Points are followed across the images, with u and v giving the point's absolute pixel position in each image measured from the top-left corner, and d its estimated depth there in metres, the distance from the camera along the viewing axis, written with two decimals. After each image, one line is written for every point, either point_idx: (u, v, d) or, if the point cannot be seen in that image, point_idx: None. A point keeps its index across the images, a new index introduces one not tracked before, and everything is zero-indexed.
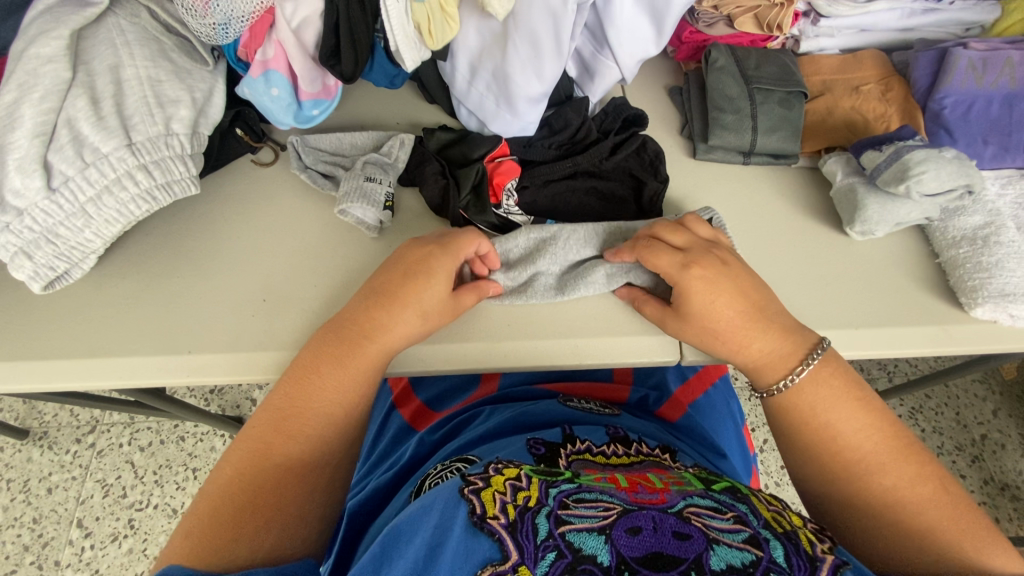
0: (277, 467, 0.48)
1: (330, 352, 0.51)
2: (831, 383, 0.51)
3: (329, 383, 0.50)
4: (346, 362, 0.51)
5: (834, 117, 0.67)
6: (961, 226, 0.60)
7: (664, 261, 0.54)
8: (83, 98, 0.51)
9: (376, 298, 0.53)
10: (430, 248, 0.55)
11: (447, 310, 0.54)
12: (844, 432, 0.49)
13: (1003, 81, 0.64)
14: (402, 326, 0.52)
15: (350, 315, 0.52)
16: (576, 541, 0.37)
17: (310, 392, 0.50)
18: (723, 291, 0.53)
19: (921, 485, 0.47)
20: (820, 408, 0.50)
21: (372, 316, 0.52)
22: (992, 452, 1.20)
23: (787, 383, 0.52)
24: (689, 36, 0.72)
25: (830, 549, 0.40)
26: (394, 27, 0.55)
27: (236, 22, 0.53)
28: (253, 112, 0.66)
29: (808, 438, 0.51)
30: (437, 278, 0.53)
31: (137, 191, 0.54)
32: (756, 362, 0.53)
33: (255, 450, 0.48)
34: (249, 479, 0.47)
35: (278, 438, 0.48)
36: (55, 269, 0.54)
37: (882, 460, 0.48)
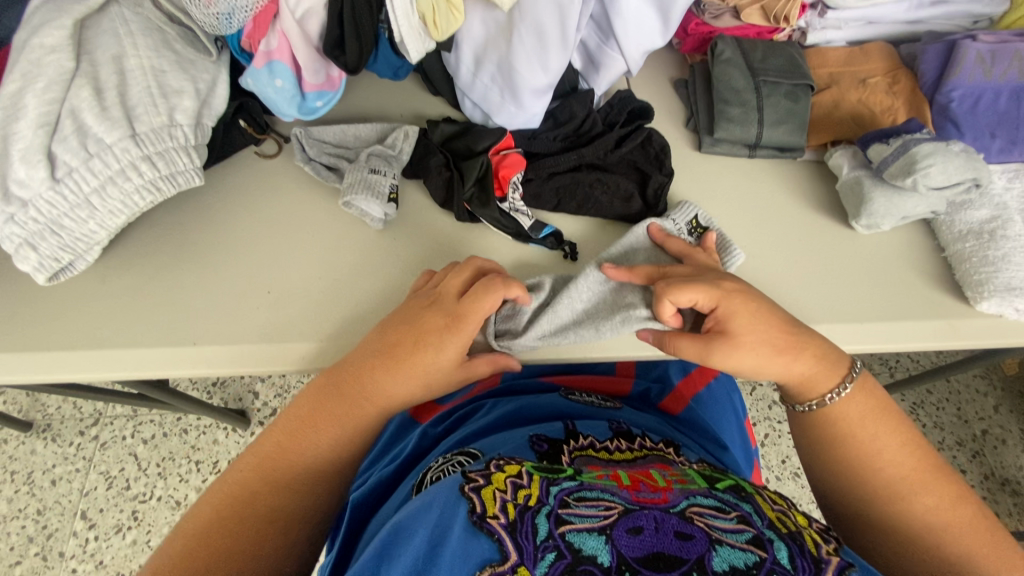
0: (258, 516, 0.48)
1: (326, 409, 0.52)
2: (872, 397, 0.52)
3: (322, 438, 0.52)
4: (340, 419, 0.52)
5: (841, 110, 0.67)
6: (967, 220, 0.60)
7: (700, 292, 0.51)
8: (86, 88, 0.50)
9: (376, 357, 0.52)
10: (444, 319, 0.52)
11: (450, 377, 0.53)
12: (889, 445, 0.50)
13: (1013, 73, 0.63)
14: (397, 391, 0.52)
15: (348, 365, 0.52)
16: (575, 542, 0.38)
17: (300, 444, 0.51)
18: (765, 311, 0.52)
19: (960, 506, 0.47)
20: (867, 420, 0.51)
21: (367, 379, 0.51)
22: (993, 448, 1.20)
23: (838, 393, 0.51)
24: (694, 28, 0.71)
25: (836, 550, 0.40)
26: (397, 16, 0.55)
27: (240, 12, 0.53)
28: (257, 103, 0.66)
29: (851, 449, 0.51)
30: (444, 350, 0.52)
31: (142, 182, 0.54)
32: (804, 376, 0.52)
33: (238, 500, 0.49)
34: (225, 524, 0.47)
35: (265, 490, 0.50)
36: (60, 261, 0.54)
37: (926, 478, 0.48)
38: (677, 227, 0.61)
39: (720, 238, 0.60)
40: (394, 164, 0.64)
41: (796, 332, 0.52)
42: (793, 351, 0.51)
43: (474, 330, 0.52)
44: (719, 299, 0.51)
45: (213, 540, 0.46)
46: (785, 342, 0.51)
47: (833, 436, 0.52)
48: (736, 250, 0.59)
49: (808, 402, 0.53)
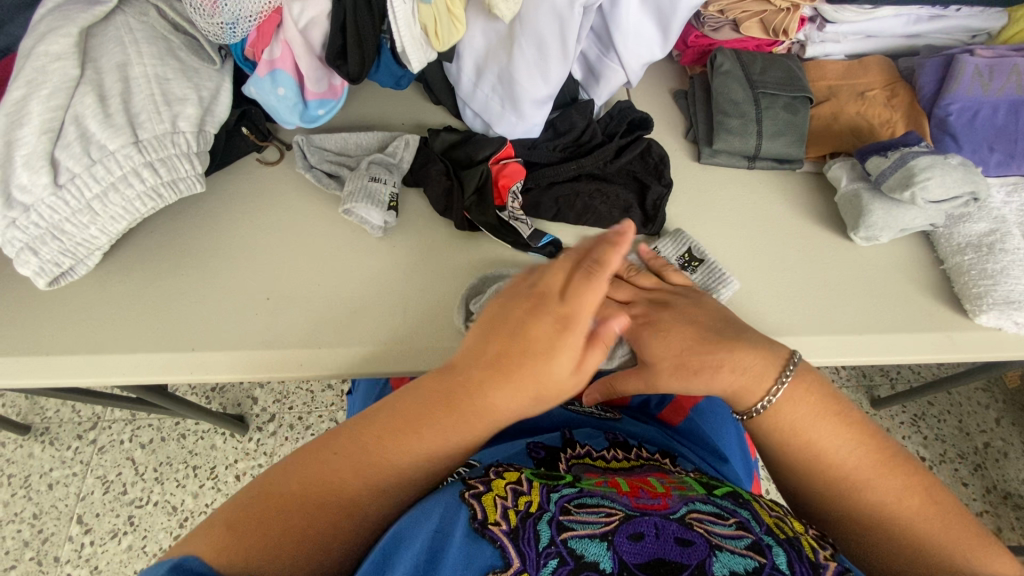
0: (334, 517, 0.41)
1: (436, 410, 0.44)
2: (812, 395, 0.47)
3: (426, 446, 0.44)
4: (453, 425, 0.44)
5: (840, 123, 0.67)
6: (966, 233, 0.60)
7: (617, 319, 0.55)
8: (90, 95, 0.51)
9: (494, 364, 0.43)
10: (531, 303, 0.43)
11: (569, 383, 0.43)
12: (829, 450, 0.45)
13: (1010, 87, 0.64)
14: (509, 404, 0.43)
15: (467, 367, 0.44)
16: (578, 548, 0.37)
17: (400, 447, 0.44)
18: (676, 331, 0.52)
19: (910, 498, 0.44)
20: (802, 429, 0.46)
21: (484, 388, 0.43)
22: (995, 461, 1.19)
23: (765, 404, 0.47)
24: (694, 41, 0.72)
25: (832, 555, 0.39)
26: (401, 29, 0.56)
27: (244, 22, 0.53)
28: (259, 110, 0.66)
29: (790, 458, 0.47)
30: (560, 356, 0.41)
31: (143, 188, 0.54)
32: (737, 385, 0.48)
33: (322, 488, 0.42)
34: (302, 511, 0.40)
35: (354, 485, 0.42)
36: (61, 266, 0.54)
37: (868, 476, 0.44)
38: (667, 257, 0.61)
39: (713, 270, 0.60)
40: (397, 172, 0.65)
41: (719, 340, 0.49)
42: (708, 367, 0.48)
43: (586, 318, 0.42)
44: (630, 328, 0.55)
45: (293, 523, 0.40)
46: (699, 362, 0.49)
47: (772, 446, 0.48)
48: (730, 280, 0.59)
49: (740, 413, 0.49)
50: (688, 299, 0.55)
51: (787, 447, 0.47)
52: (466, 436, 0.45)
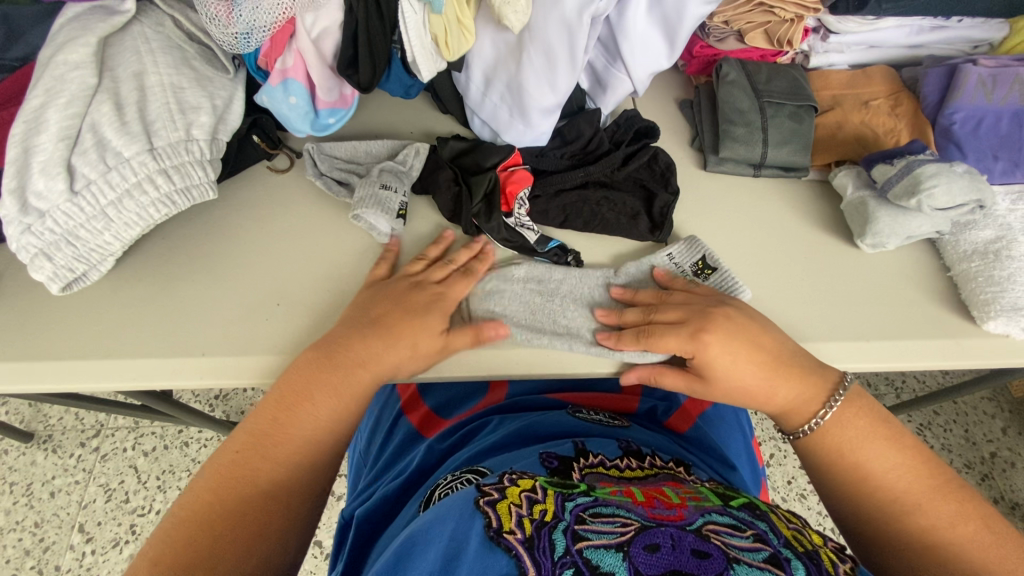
0: (263, 497, 0.47)
1: (320, 378, 0.51)
2: (857, 416, 0.51)
3: (318, 409, 0.51)
4: (339, 388, 0.51)
5: (844, 132, 0.68)
6: (972, 241, 0.60)
7: (674, 342, 0.54)
8: (107, 103, 0.52)
9: (371, 331, 0.53)
10: (416, 283, 0.57)
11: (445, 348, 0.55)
12: (879, 470, 0.49)
13: (1013, 97, 0.64)
14: (391, 363, 0.53)
15: (338, 337, 0.53)
16: (593, 558, 0.37)
17: (295, 417, 0.50)
18: (739, 351, 0.52)
19: (964, 524, 0.46)
20: (850, 449, 0.51)
21: (362, 347, 0.52)
22: (1002, 471, 1.19)
23: (816, 423, 0.52)
24: (699, 52, 0.73)
25: (853, 569, 0.39)
26: (410, 36, 0.57)
27: (258, 32, 0.54)
28: (269, 119, 0.67)
29: (841, 477, 0.51)
30: (433, 318, 0.55)
31: (157, 195, 0.55)
32: (786, 403, 0.53)
33: (231, 475, 0.47)
34: (225, 504, 0.46)
35: (264, 465, 0.48)
36: (74, 271, 0.55)
37: (920, 499, 0.47)
38: (678, 265, 0.61)
39: (726, 279, 0.60)
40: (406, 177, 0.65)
41: (775, 366, 0.52)
42: (768, 388, 0.53)
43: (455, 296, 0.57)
44: (688, 349, 0.53)
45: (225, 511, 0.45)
46: (769, 374, 0.52)
47: (823, 465, 0.52)
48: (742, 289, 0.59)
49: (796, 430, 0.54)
50: (740, 305, 0.56)
51: (836, 466, 0.51)
52: (350, 392, 0.52)
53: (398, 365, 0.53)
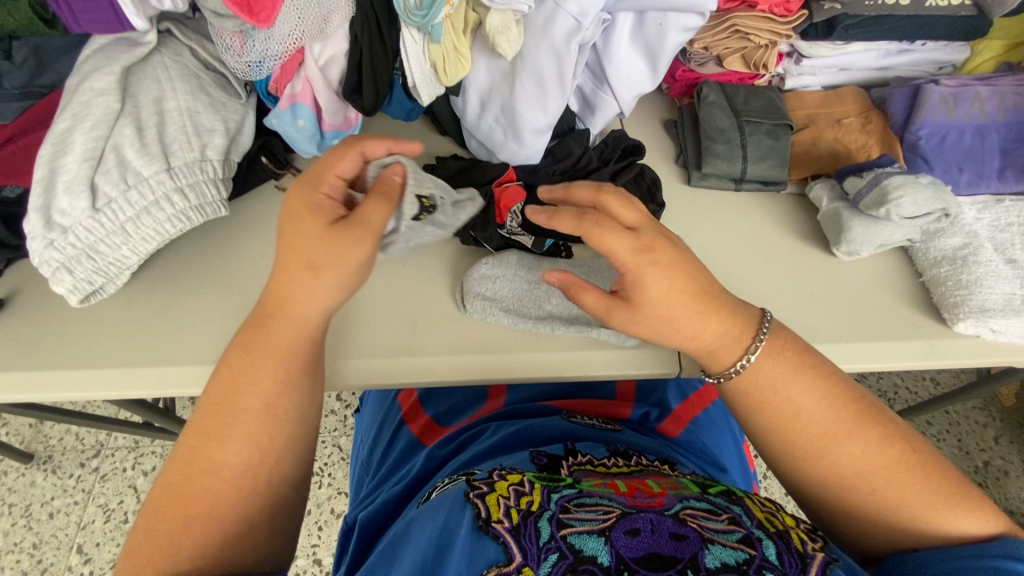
0: (213, 478, 0.44)
1: (252, 350, 0.47)
2: (779, 359, 0.49)
3: (257, 382, 0.46)
4: (265, 352, 0.47)
5: (819, 148, 0.72)
6: (942, 247, 0.64)
7: (618, 245, 0.46)
8: (129, 127, 0.56)
9: (302, 269, 0.45)
10: (316, 193, 0.47)
11: (339, 242, 0.45)
12: (803, 408, 0.47)
13: (974, 114, 0.69)
14: (318, 304, 0.46)
15: (271, 297, 0.47)
16: (577, 543, 0.39)
17: (235, 393, 0.46)
18: (683, 275, 0.47)
19: (887, 451, 0.46)
20: (775, 386, 0.48)
21: (283, 294, 0.46)
22: (995, 479, 1.20)
23: (742, 364, 0.49)
24: (682, 74, 0.78)
25: (821, 547, 0.41)
26: (412, 64, 0.62)
27: (269, 61, 0.59)
28: (278, 141, 0.71)
29: (770, 422, 0.49)
30: (316, 217, 0.46)
31: (173, 212, 0.58)
32: (708, 349, 0.49)
33: (186, 461, 0.45)
34: (182, 491, 0.44)
35: (207, 446, 0.45)
36: (93, 284, 0.58)
37: (846, 432, 0.46)
38: None
39: None
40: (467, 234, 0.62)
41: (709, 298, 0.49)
42: (700, 317, 0.48)
43: (332, 177, 0.48)
44: (631, 261, 0.46)
45: (183, 504, 0.44)
46: (698, 302, 0.48)
47: (750, 411, 0.50)
48: None
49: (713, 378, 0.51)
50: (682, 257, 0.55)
51: (761, 408, 0.49)
52: (278, 354, 0.47)
53: (324, 298, 0.46)
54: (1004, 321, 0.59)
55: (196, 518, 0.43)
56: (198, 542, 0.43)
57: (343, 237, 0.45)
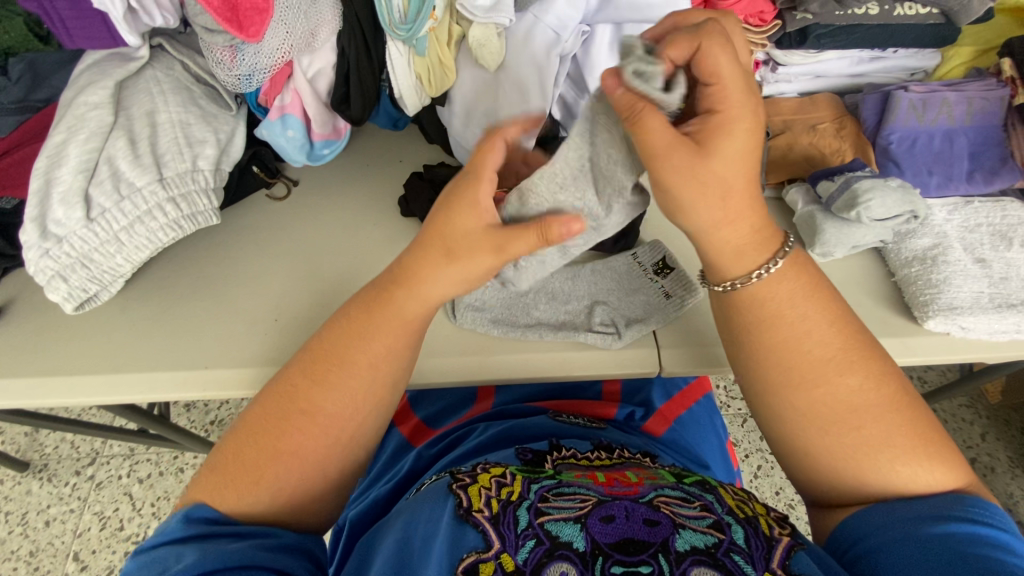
0: (316, 424, 0.49)
1: (374, 314, 0.52)
2: (796, 279, 0.51)
3: (370, 345, 0.51)
4: (383, 320, 0.51)
5: (795, 152, 0.74)
6: (912, 248, 0.66)
7: (726, 63, 0.44)
8: (122, 139, 0.57)
9: (438, 254, 0.50)
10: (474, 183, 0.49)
11: (478, 250, 0.48)
12: (817, 328, 0.50)
13: (942, 119, 0.71)
14: (435, 289, 0.51)
15: (399, 267, 0.52)
16: (553, 530, 0.41)
17: (348, 351, 0.51)
18: (749, 140, 0.46)
19: (886, 386, 0.49)
20: (787, 303, 0.51)
21: (414, 267, 0.51)
22: (982, 476, 1.22)
23: (762, 272, 0.50)
24: None
25: (788, 532, 0.43)
26: (398, 76, 0.65)
27: (259, 74, 0.60)
28: (268, 151, 0.73)
29: (782, 336, 0.50)
30: (475, 211, 0.49)
31: (165, 221, 0.60)
32: (735, 249, 0.50)
33: (287, 401, 0.50)
34: (280, 428, 0.49)
35: (312, 393, 0.50)
36: (88, 291, 0.59)
37: (852, 359, 0.49)
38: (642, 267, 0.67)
39: (681, 277, 0.65)
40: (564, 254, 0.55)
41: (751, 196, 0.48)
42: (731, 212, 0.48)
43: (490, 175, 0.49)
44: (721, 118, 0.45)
45: (276, 441, 0.49)
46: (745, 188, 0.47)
47: (753, 326, 0.52)
48: (697, 290, 0.64)
49: (718, 284, 0.53)
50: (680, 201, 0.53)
51: (767, 321, 0.51)
52: (396, 325, 0.51)
53: (446, 285, 0.51)
54: (971, 318, 0.61)
55: (282, 460, 0.48)
56: (279, 479, 0.48)
57: (478, 249, 0.48)
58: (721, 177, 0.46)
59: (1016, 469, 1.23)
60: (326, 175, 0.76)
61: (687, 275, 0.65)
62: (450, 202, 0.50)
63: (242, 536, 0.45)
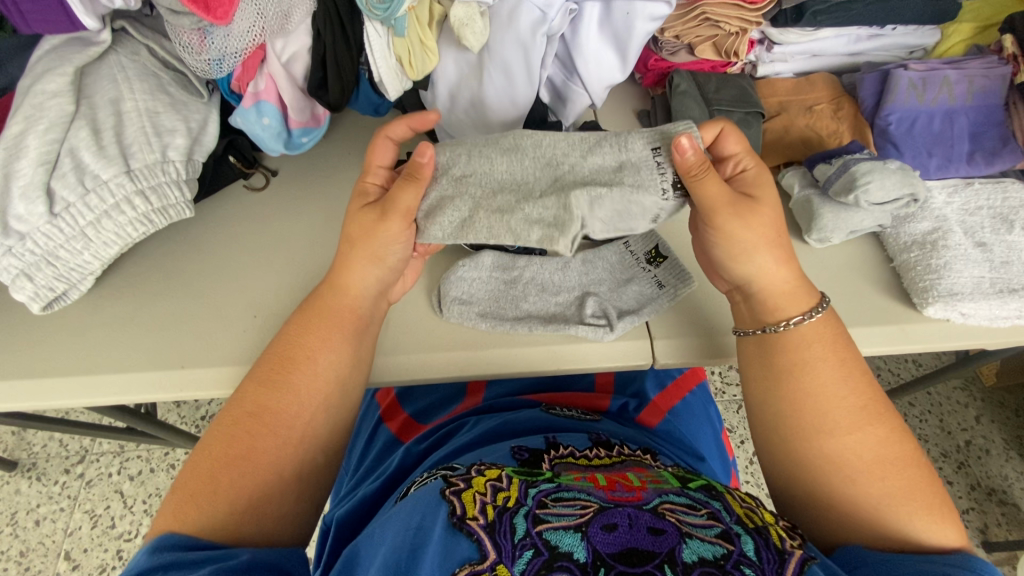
0: (270, 422, 0.50)
1: (315, 312, 0.55)
2: (830, 331, 0.52)
3: (312, 339, 0.54)
4: (325, 316, 0.55)
5: (791, 135, 0.72)
6: (911, 232, 0.64)
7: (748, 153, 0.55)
8: (85, 129, 0.54)
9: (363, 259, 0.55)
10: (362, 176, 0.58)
11: (377, 223, 0.54)
12: (851, 380, 0.50)
13: (942, 98, 0.69)
14: (362, 279, 0.55)
15: (336, 274, 0.56)
16: (553, 539, 0.39)
17: (293, 349, 0.53)
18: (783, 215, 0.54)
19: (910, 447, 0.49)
20: (828, 353, 0.51)
21: (345, 268, 0.55)
22: (977, 458, 1.22)
23: (803, 319, 0.52)
24: (654, 64, 0.77)
25: (800, 545, 0.41)
26: (377, 60, 0.61)
27: (230, 58, 0.57)
28: (245, 140, 0.70)
29: (822, 381, 0.50)
30: (359, 200, 0.57)
31: (135, 215, 0.57)
32: (782, 293, 0.53)
33: (238, 406, 0.51)
34: (232, 434, 0.49)
35: (260, 393, 0.51)
36: (55, 290, 0.57)
37: (880, 415, 0.49)
38: (635, 256, 0.65)
39: (676, 266, 0.63)
40: (463, 235, 0.54)
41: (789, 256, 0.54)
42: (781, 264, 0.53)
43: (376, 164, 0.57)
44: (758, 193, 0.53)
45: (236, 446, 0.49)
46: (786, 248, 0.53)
47: (789, 362, 0.52)
48: (691, 280, 0.62)
49: (752, 329, 0.55)
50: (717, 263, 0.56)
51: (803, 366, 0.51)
52: (336, 317, 0.55)
53: (366, 276, 0.55)
54: (972, 304, 0.59)
55: (240, 465, 0.48)
56: (236, 485, 0.47)
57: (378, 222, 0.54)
58: (770, 222, 0.52)
59: (1011, 451, 1.23)
60: (306, 164, 0.73)
61: (682, 264, 0.63)
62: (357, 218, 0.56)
63: (202, 562, 0.41)
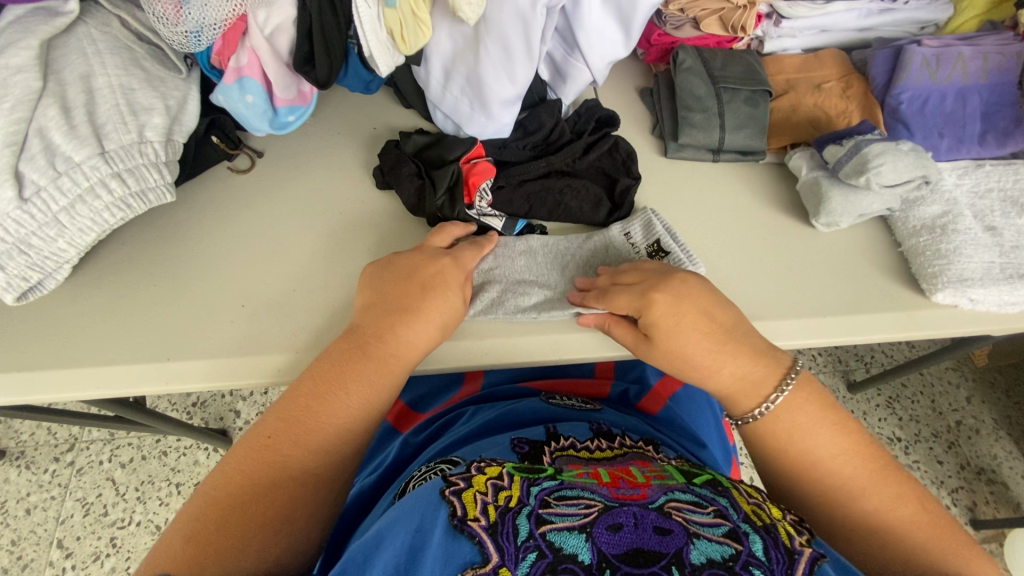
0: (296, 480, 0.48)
1: (355, 368, 0.51)
2: (798, 414, 0.51)
3: (350, 397, 0.50)
4: (370, 375, 0.51)
5: (799, 114, 0.70)
6: (920, 216, 0.63)
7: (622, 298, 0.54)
8: (54, 107, 0.51)
9: (394, 312, 0.53)
10: (443, 260, 0.56)
11: (459, 315, 0.56)
12: (823, 457, 0.50)
13: (956, 76, 0.67)
14: (419, 344, 0.53)
15: (368, 325, 0.53)
16: (557, 540, 0.38)
17: (328, 405, 0.50)
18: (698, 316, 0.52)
19: (902, 506, 0.48)
20: (797, 434, 0.50)
21: (394, 331, 0.53)
22: (967, 438, 1.23)
23: (764, 408, 0.51)
24: (658, 39, 0.73)
25: (809, 541, 0.41)
26: (366, 32, 0.56)
27: (208, 29, 0.54)
28: (229, 119, 0.66)
29: (790, 464, 0.51)
30: (451, 291, 0.55)
31: (111, 199, 0.54)
32: (731, 389, 0.53)
33: (267, 462, 0.48)
34: (258, 488, 0.47)
35: (295, 451, 0.48)
36: (29, 280, 0.54)
37: (862, 484, 0.49)
38: (635, 245, 0.62)
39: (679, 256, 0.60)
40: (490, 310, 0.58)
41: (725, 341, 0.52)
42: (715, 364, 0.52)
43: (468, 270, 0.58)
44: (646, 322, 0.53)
45: (242, 500, 0.46)
46: (719, 344, 0.52)
47: (762, 446, 0.53)
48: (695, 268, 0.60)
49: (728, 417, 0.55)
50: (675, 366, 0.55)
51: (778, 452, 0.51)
52: (380, 380, 0.52)
53: (424, 340, 0.53)
54: (982, 290, 0.58)
55: (270, 523, 0.46)
56: (265, 544, 0.45)
57: (454, 314, 0.55)
58: (689, 346, 0.52)
59: (1000, 431, 1.24)
60: (294, 144, 0.70)
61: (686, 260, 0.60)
62: (394, 263, 0.56)
63: None
